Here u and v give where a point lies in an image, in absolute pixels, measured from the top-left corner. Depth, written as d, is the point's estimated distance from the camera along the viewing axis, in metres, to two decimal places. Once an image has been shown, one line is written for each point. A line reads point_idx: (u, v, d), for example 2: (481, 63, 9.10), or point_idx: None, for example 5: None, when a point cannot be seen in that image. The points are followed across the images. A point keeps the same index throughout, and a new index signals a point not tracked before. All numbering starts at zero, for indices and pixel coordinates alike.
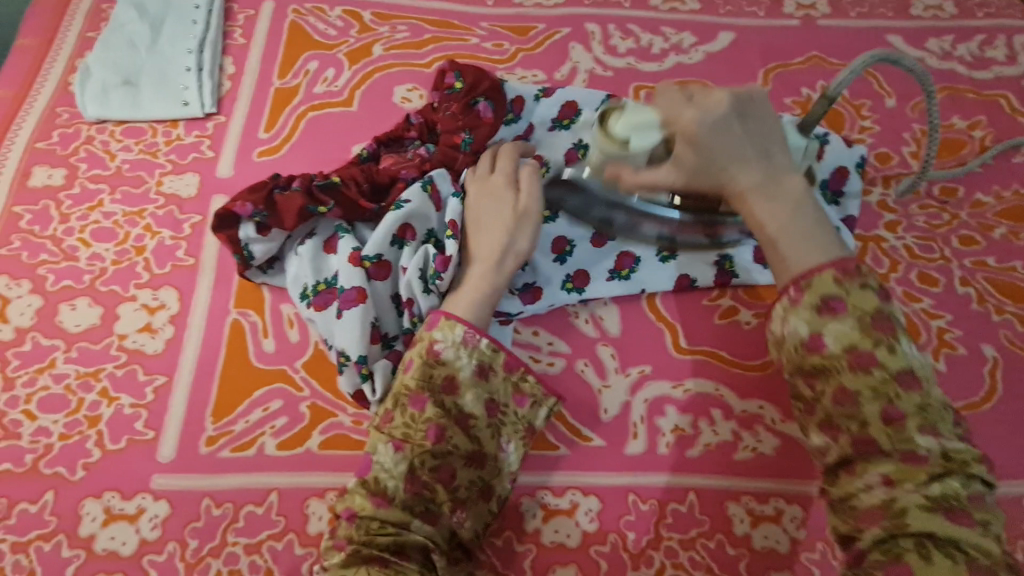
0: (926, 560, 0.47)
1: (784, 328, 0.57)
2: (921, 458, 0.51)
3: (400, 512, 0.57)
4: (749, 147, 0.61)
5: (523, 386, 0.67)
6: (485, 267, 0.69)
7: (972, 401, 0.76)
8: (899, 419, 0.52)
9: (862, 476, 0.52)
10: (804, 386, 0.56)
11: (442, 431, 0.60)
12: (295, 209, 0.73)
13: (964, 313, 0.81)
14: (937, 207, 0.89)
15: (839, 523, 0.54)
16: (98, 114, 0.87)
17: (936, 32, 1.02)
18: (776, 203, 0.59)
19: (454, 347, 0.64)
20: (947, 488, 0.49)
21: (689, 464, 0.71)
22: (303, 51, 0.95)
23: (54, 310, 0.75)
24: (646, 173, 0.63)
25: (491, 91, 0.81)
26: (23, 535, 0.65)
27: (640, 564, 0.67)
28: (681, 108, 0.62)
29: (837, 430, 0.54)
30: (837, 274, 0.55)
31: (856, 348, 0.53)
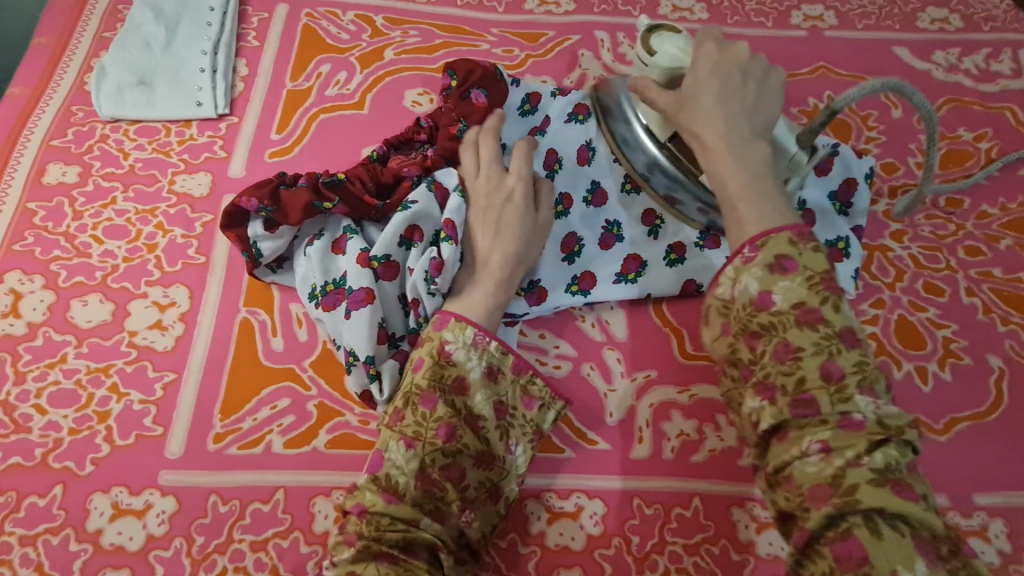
0: (876, 535, 0.47)
1: (736, 289, 0.59)
2: (857, 424, 0.52)
3: (411, 509, 0.58)
4: (738, 103, 0.67)
5: (531, 388, 0.68)
6: (494, 273, 0.71)
7: (977, 411, 0.77)
8: (837, 379, 0.53)
9: (798, 443, 0.53)
10: (746, 348, 0.58)
11: (453, 430, 0.61)
12: (301, 205, 0.74)
13: (970, 323, 0.82)
14: (943, 217, 0.89)
15: (783, 497, 0.54)
16: (112, 113, 0.88)
17: (942, 45, 1.03)
18: (741, 165, 0.64)
19: (465, 348, 0.65)
20: (888, 457, 0.50)
21: (693, 469, 0.71)
22: (315, 54, 0.96)
23: (66, 305, 0.76)
24: (652, 90, 0.70)
25: (484, 81, 0.83)
26: (31, 528, 0.65)
27: (644, 567, 0.67)
28: (705, 47, 0.69)
29: (774, 392, 0.55)
30: (792, 236, 0.58)
31: (802, 305, 0.56)
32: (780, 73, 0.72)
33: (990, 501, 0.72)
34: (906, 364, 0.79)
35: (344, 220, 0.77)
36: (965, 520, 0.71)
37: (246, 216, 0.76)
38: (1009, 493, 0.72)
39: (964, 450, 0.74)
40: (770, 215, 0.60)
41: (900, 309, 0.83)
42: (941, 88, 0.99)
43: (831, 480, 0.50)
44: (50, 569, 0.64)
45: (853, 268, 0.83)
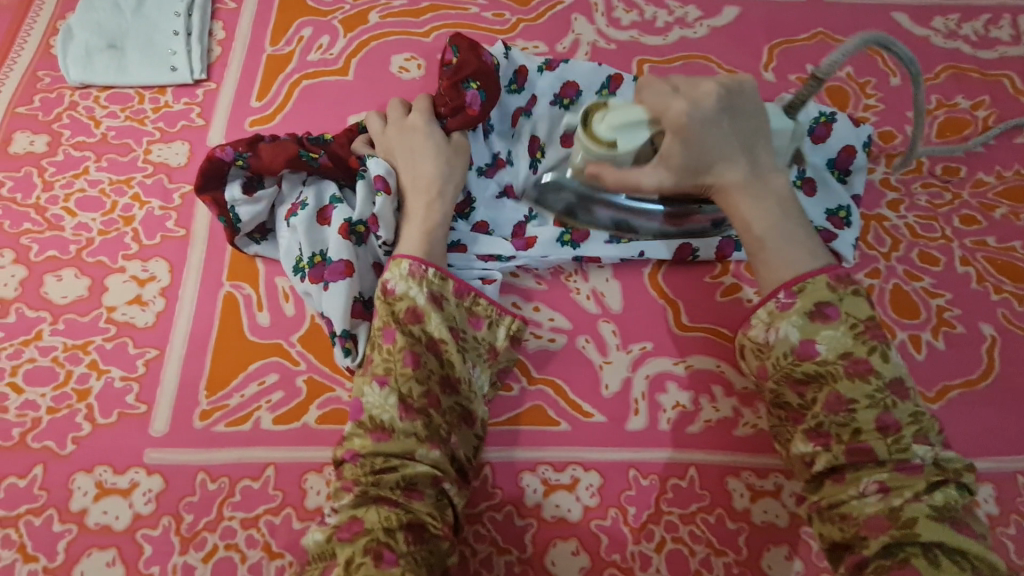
0: (935, 565, 0.49)
1: (772, 335, 0.59)
2: (915, 468, 0.53)
3: (404, 441, 0.57)
4: (737, 142, 0.61)
5: (476, 309, 0.68)
6: (418, 205, 0.70)
7: (968, 378, 0.77)
8: (893, 429, 0.54)
9: (856, 484, 0.55)
10: (792, 395, 0.59)
11: (418, 356, 0.60)
12: (286, 154, 0.71)
13: (963, 292, 0.82)
14: (939, 186, 0.89)
15: (834, 530, 0.55)
16: (81, 78, 0.83)
17: (942, 10, 1.01)
18: (764, 204, 0.61)
19: (403, 280, 0.63)
20: (947, 497, 0.52)
21: (690, 440, 0.71)
22: (296, 18, 0.91)
23: (39, 281, 0.72)
24: (634, 173, 0.60)
25: (477, 72, 0.75)
26: (12, 509, 0.63)
27: (640, 538, 0.67)
28: (672, 101, 0.60)
29: (828, 439, 0.56)
30: (831, 281, 0.57)
31: (850, 355, 0.56)
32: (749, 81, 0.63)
33: (981, 467, 0.73)
34: (900, 333, 0.79)
35: (330, 189, 0.74)
36: None
37: (224, 175, 0.72)
38: (1000, 459, 0.73)
39: (956, 418, 0.75)
40: (804, 259, 0.59)
41: (896, 278, 0.82)
42: (939, 55, 0.98)
43: (889, 513, 0.52)
44: (33, 551, 0.62)
45: (853, 238, 0.83)
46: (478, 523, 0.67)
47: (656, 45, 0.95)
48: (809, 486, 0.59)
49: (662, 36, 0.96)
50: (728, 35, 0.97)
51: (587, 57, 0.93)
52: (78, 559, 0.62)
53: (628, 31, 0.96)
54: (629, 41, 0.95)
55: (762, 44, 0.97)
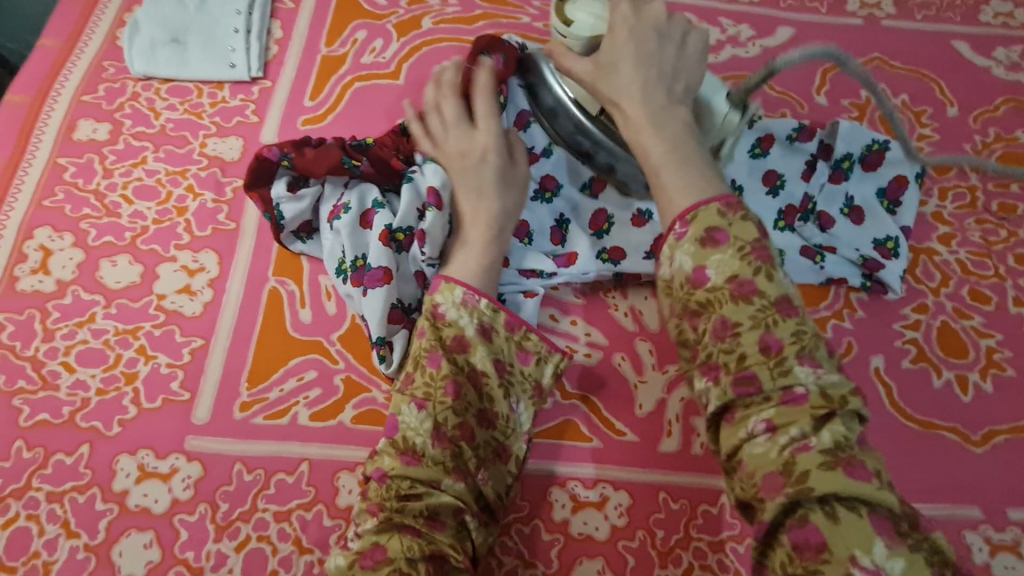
0: (832, 520, 0.44)
1: (670, 266, 0.55)
2: (800, 399, 0.49)
3: (432, 469, 0.56)
4: (656, 65, 0.63)
5: (526, 344, 0.66)
6: (474, 238, 0.69)
7: (1017, 425, 0.74)
8: (776, 351, 0.50)
9: (744, 424, 0.50)
10: (688, 329, 0.54)
11: (459, 387, 0.59)
12: (330, 160, 0.73)
13: (1015, 334, 0.79)
14: (994, 223, 0.86)
15: (738, 487, 0.50)
16: (145, 70, 0.86)
17: (1005, 41, 0.98)
18: (663, 135, 0.60)
19: (455, 308, 0.63)
20: (836, 435, 0.47)
21: (721, 466, 0.70)
22: (352, 20, 0.93)
23: (94, 265, 0.75)
24: (570, 59, 0.65)
25: (490, 45, 0.77)
26: (58, 485, 0.65)
27: (667, 562, 0.66)
28: (621, 6, 0.65)
29: (717, 372, 0.52)
30: (721, 207, 0.54)
31: (737, 278, 0.52)
32: (697, 39, 0.67)
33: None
34: (946, 372, 0.77)
35: (372, 193, 0.74)
36: (997, 534, 0.70)
37: (270, 174, 0.74)
38: None
39: (1001, 464, 0.73)
40: (687, 181, 0.57)
41: (944, 315, 0.80)
42: (1000, 87, 0.95)
43: (782, 467, 0.47)
44: (75, 527, 0.64)
45: (901, 269, 0.80)
46: (506, 534, 0.67)
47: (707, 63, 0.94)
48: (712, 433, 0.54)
49: (714, 55, 0.95)
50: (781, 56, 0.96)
51: None
52: (117, 539, 0.64)
53: None
54: None
55: (816, 68, 0.95)
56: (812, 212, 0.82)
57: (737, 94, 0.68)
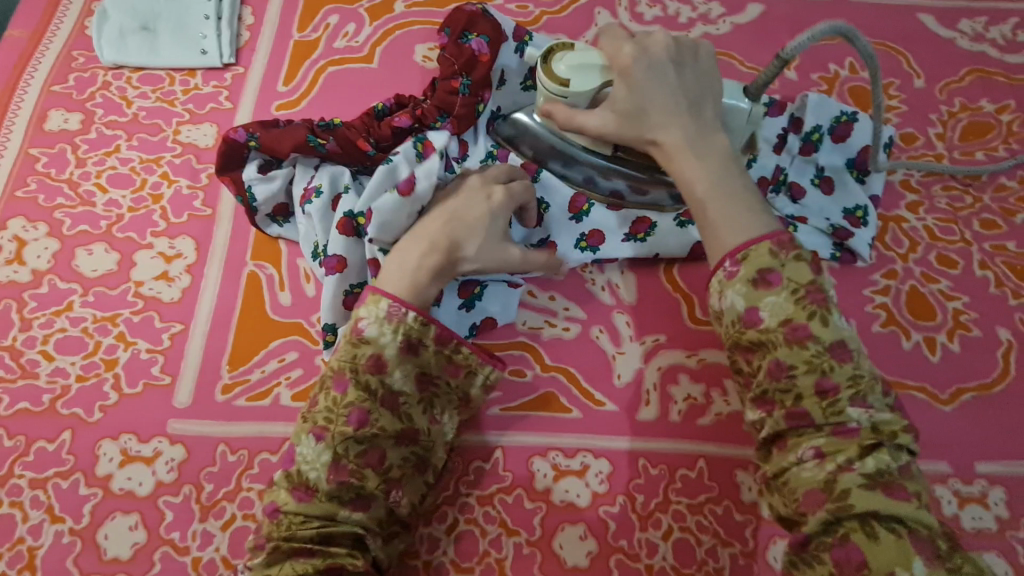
0: (872, 539, 0.47)
1: (721, 303, 0.57)
2: (851, 431, 0.52)
3: (326, 504, 0.54)
4: (681, 96, 0.59)
5: (456, 356, 0.62)
6: (427, 257, 0.63)
7: (982, 382, 0.77)
8: (831, 393, 0.52)
9: (794, 451, 0.53)
10: (742, 361, 0.57)
11: (365, 416, 0.56)
12: (295, 138, 0.74)
13: (981, 296, 0.81)
14: (960, 189, 0.88)
15: (779, 502, 0.54)
16: (115, 59, 0.85)
17: (969, 13, 1.00)
18: (704, 165, 0.58)
19: (377, 323, 0.59)
20: (881, 463, 0.50)
21: (699, 431, 0.72)
22: (324, 5, 0.93)
23: (70, 254, 0.75)
24: (581, 115, 0.61)
25: (470, 22, 0.76)
26: (41, 472, 0.65)
27: (647, 525, 0.68)
28: (622, 46, 0.60)
29: (771, 405, 0.55)
30: (773, 247, 0.55)
31: (791, 321, 0.54)
32: (709, 48, 0.63)
33: (994, 469, 0.73)
34: (915, 334, 0.79)
35: (344, 177, 0.74)
36: (965, 487, 0.72)
37: (242, 157, 0.75)
38: (1009, 462, 0.73)
39: (970, 421, 0.75)
40: (747, 221, 0.56)
41: (912, 280, 0.82)
42: (965, 58, 0.97)
43: (823, 484, 0.50)
44: (60, 512, 0.64)
45: (870, 237, 0.82)
46: (489, 504, 0.69)
47: None
48: (759, 454, 0.57)
49: (685, 32, 0.96)
50: (751, 32, 0.97)
51: None
52: (102, 522, 0.64)
53: (651, 26, 0.96)
54: None
55: (785, 43, 0.97)
56: (783, 184, 0.83)
57: (751, 88, 0.61)
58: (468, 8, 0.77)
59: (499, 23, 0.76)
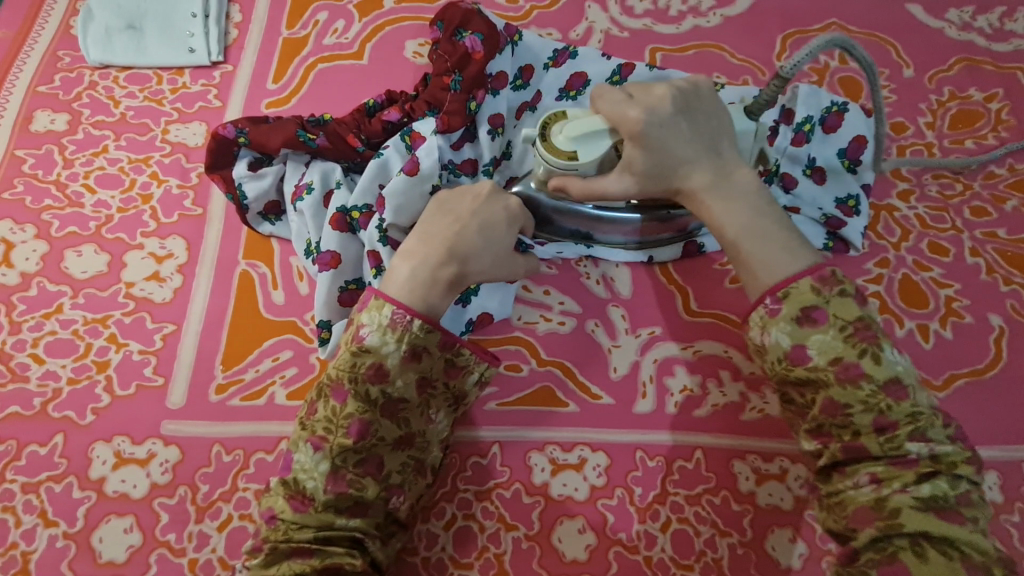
0: (922, 559, 0.47)
1: (766, 338, 0.55)
2: (910, 461, 0.51)
3: (321, 514, 0.54)
4: (696, 145, 0.60)
5: (458, 360, 0.60)
6: (439, 268, 0.60)
7: (975, 368, 0.77)
8: (889, 429, 0.51)
9: (851, 476, 0.53)
10: (794, 394, 0.56)
11: (365, 427, 0.55)
12: (285, 133, 0.73)
13: (973, 283, 0.82)
14: (950, 177, 0.88)
15: (830, 519, 0.54)
16: (101, 59, 0.84)
17: (957, 2, 1.00)
18: (735, 206, 0.59)
19: (380, 331, 0.57)
20: (937, 488, 0.50)
21: (696, 422, 0.72)
22: (312, 2, 0.92)
23: (59, 256, 0.74)
24: (598, 182, 0.62)
25: (464, 20, 0.76)
26: (33, 476, 0.65)
27: (646, 517, 0.68)
28: (626, 108, 0.60)
29: (828, 438, 0.54)
30: (814, 283, 0.54)
31: (841, 360, 0.52)
32: (710, 87, 0.63)
33: (989, 455, 0.73)
34: (908, 322, 0.79)
35: (335, 174, 0.74)
36: None
37: (232, 154, 0.75)
38: (1006, 448, 0.73)
39: (965, 408, 0.75)
40: (788, 258, 0.56)
41: (905, 268, 0.82)
42: (953, 47, 0.97)
43: (875, 503, 0.51)
44: (54, 516, 0.63)
45: (863, 225, 0.83)
46: (487, 499, 0.68)
47: (669, 34, 0.96)
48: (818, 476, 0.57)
49: (676, 25, 0.96)
50: (741, 24, 0.97)
51: (600, 45, 0.94)
52: (97, 526, 0.63)
53: (641, 20, 0.96)
54: (642, 30, 0.95)
55: (774, 35, 0.97)
56: (775, 174, 0.83)
57: (754, 105, 0.64)
58: (463, 6, 0.77)
59: (493, 22, 0.77)
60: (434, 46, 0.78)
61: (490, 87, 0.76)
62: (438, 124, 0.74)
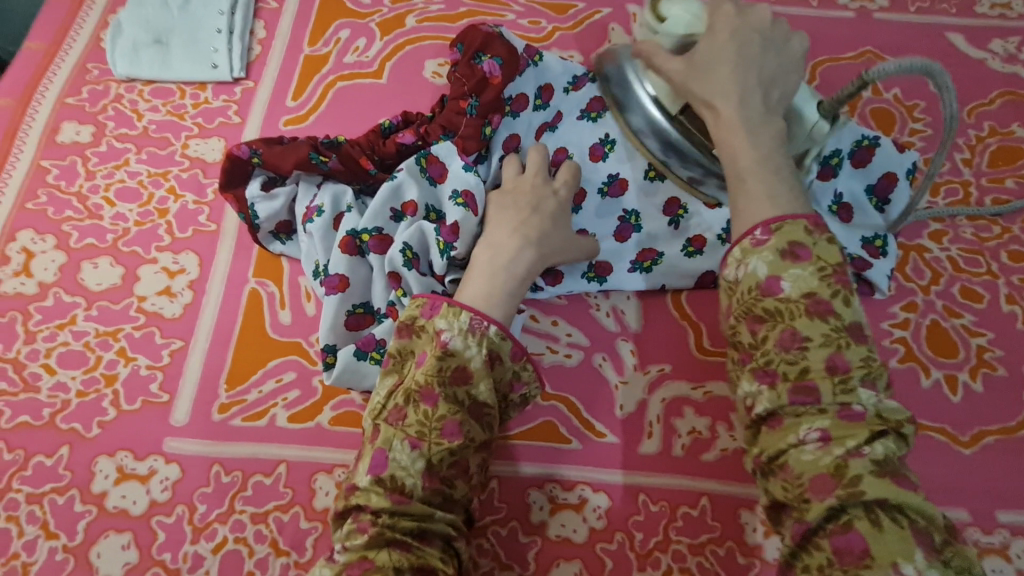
0: (877, 527, 0.44)
1: (742, 271, 0.54)
2: (858, 416, 0.49)
3: (423, 504, 0.52)
4: (760, 71, 0.61)
5: (522, 375, 0.60)
6: (516, 253, 0.64)
7: (1006, 426, 0.73)
8: (843, 371, 0.50)
9: (795, 431, 0.49)
10: (746, 332, 0.53)
11: (460, 426, 0.54)
12: (298, 156, 0.73)
13: (1007, 332, 0.77)
14: (987, 219, 0.84)
15: (777, 487, 0.50)
16: (127, 72, 0.86)
17: (1001, 32, 0.95)
18: (752, 140, 0.59)
19: (461, 335, 0.56)
20: (888, 449, 0.47)
21: (703, 468, 0.69)
22: (335, 19, 0.92)
23: (76, 267, 0.75)
24: (658, 58, 0.65)
25: (484, 43, 0.75)
26: (38, 487, 0.66)
27: (646, 565, 0.66)
28: (722, 12, 0.64)
29: (773, 377, 0.51)
30: (808, 224, 0.53)
31: (814, 295, 0.51)
32: (802, 41, 0.64)
33: (1014, 518, 0.69)
34: (935, 372, 0.75)
35: (346, 197, 0.74)
36: (985, 536, 0.68)
37: (246, 173, 0.76)
38: None
39: (991, 466, 0.71)
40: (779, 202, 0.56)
41: (934, 314, 0.78)
42: (996, 80, 0.92)
43: (833, 469, 0.47)
44: (55, 529, 0.64)
45: (889, 268, 0.79)
46: (483, 536, 0.67)
47: None
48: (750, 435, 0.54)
49: None
50: None
51: None
52: (95, 541, 0.64)
53: None
54: None
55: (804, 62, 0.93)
56: None
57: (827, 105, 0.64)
58: (484, 29, 0.76)
59: (513, 47, 0.76)
60: (453, 67, 0.77)
61: (509, 111, 0.76)
62: (457, 151, 0.73)
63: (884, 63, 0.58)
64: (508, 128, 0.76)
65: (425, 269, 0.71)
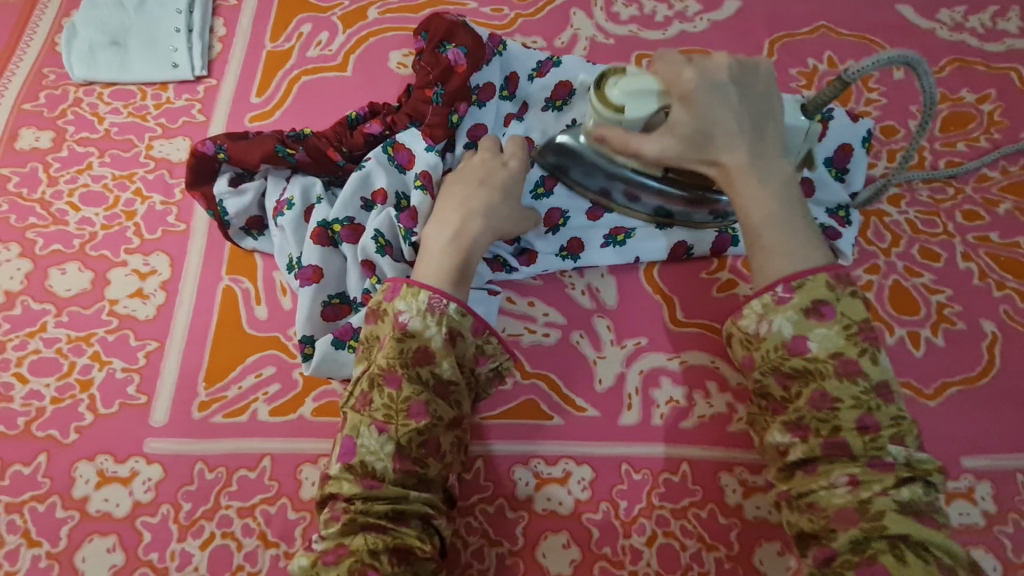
0: (901, 562, 0.48)
1: (764, 327, 0.57)
2: (887, 465, 0.52)
3: (395, 487, 0.53)
4: (743, 120, 0.60)
5: (486, 348, 0.60)
6: (463, 224, 0.65)
7: (968, 375, 0.76)
8: (873, 429, 0.52)
9: (827, 476, 0.53)
10: (778, 386, 0.56)
11: (426, 407, 0.54)
12: (264, 149, 0.73)
13: (964, 288, 0.80)
14: (941, 181, 0.87)
15: (804, 520, 0.53)
16: (85, 75, 0.84)
17: (948, 2, 0.99)
18: (767, 189, 0.59)
19: (420, 315, 0.57)
20: (913, 493, 0.50)
21: (683, 434, 0.71)
22: (296, 14, 0.92)
23: (43, 274, 0.74)
24: (636, 140, 0.60)
25: (449, 32, 0.76)
26: (17, 495, 0.65)
27: (631, 531, 0.67)
28: (683, 71, 0.60)
29: (806, 431, 0.54)
30: (830, 279, 0.56)
31: (841, 354, 0.54)
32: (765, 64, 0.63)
33: (980, 465, 0.72)
34: (898, 329, 0.78)
35: (316, 188, 0.74)
36: (952, 482, 0.71)
37: (212, 170, 0.75)
38: (998, 457, 0.72)
39: (955, 416, 0.74)
40: (801, 255, 0.57)
41: (895, 274, 0.81)
42: (944, 48, 0.96)
43: (857, 505, 0.51)
44: (37, 536, 0.64)
45: (854, 236, 0.82)
46: (470, 515, 0.68)
47: (654, 40, 0.94)
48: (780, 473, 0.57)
49: (662, 31, 0.95)
50: (729, 28, 0.96)
51: (584, 52, 0.92)
52: (79, 546, 0.63)
53: (627, 26, 0.95)
54: (628, 36, 0.94)
55: (762, 39, 0.96)
56: None
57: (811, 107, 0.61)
58: (449, 18, 0.76)
59: (478, 36, 0.76)
60: (418, 57, 0.78)
61: (475, 100, 0.76)
62: (423, 135, 0.74)
63: (861, 60, 0.57)
64: (474, 115, 0.77)
65: (398, 256, 0.71)
